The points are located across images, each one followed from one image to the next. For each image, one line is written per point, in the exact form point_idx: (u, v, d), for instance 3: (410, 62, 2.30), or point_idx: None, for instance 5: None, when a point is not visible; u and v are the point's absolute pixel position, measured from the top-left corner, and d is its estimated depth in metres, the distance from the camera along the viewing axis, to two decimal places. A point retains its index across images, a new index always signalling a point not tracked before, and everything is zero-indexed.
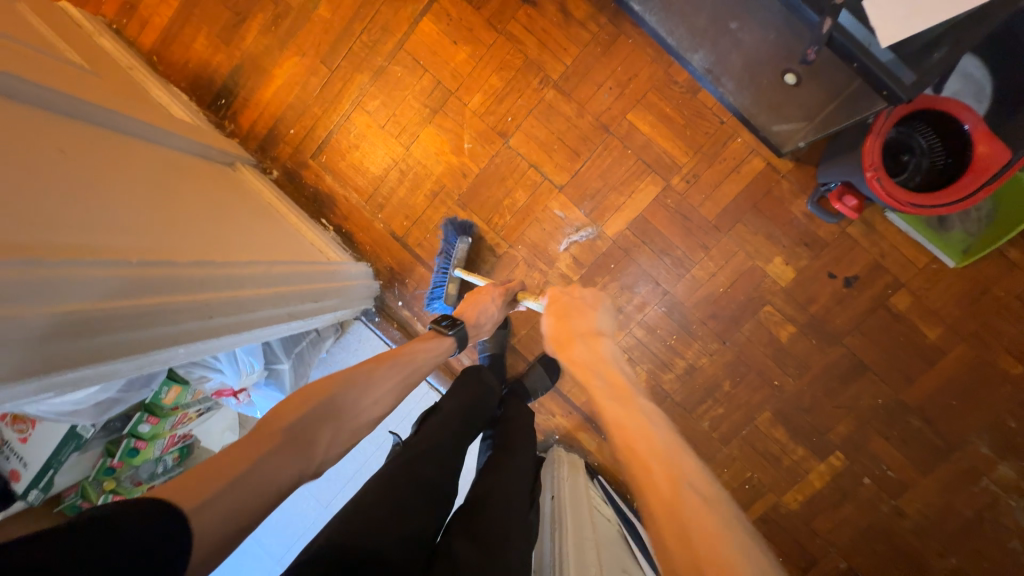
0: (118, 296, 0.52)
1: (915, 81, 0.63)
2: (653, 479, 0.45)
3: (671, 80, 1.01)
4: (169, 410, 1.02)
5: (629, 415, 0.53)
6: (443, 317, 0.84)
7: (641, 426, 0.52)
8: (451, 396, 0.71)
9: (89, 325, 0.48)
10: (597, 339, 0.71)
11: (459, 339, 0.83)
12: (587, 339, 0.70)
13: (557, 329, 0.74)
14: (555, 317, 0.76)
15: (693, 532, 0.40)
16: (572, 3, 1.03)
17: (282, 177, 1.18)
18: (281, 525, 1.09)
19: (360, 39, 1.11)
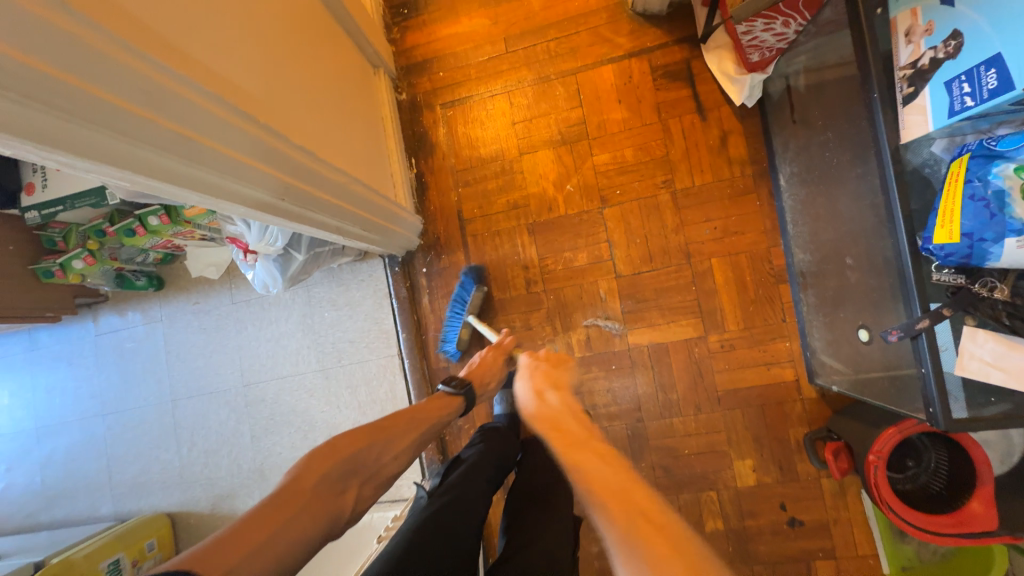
0: (230, 144, 0.58)
1: (958, 419, 0.66)
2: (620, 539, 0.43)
3: (768, 257, 1.04)
4: (181, 220, 1.05)
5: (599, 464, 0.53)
6: (451, 378, 0.89)
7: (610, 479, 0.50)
8: (476, 451, 0.87)
9: (195, 155, 0.54)
10: (559, 392, 0.76)
11: (466, 401, 0.88)
12: (544, 401, 0.74)
13: (523, 389, 0.79)
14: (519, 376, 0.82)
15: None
16: (733, 140, 1.06)
17: (406, 104, 1.22)
18: (234, 387, 1.25)
19: (548, 44, 1.16)
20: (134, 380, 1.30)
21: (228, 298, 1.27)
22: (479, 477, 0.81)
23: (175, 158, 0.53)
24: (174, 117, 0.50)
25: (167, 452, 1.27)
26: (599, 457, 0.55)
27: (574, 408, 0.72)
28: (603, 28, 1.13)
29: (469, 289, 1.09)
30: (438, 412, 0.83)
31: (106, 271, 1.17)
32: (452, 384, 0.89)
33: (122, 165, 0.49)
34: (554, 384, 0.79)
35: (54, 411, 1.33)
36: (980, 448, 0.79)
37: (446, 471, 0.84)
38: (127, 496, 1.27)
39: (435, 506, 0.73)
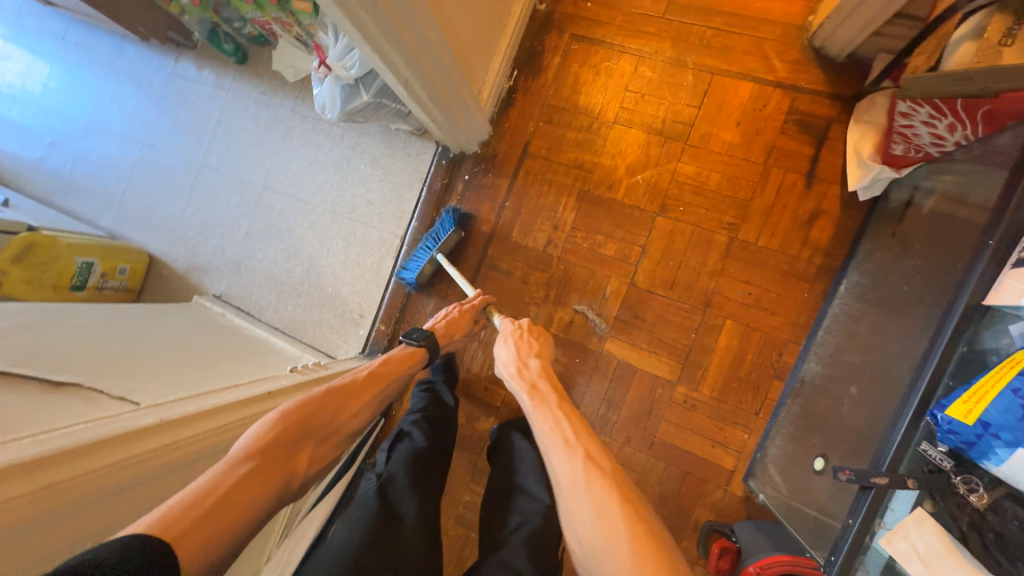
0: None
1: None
2: (579, 478, 0.59)
3: (780, 348, 0.97)
4: (286, 8, 1.05)
5: (566, 419, 0.68)
6: (412, 333, 0.88)
7: (579, 438, 0.64)
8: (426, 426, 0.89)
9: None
10: (541, 358, 0.81)
11: (431, 350, 0.87)
12: (522, 359, 0.81)
13: (507, 350, 0.83)
14: (505, 339, 0.86)
15: (609, 521, 0.53)
16: (822, 223, 0.97)
17: (540, 16, 1.16)
18: (254, 183, 1.29)
19: (705, 30, 1.06)
20: (181, 129, 1.37)
21: (291, 104, 1.29)
22: (424, 465, 0.81)
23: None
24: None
25: (175, 205, 1.34)
26: (563, 412, 0.69)
27: (552, 375, 0.78)
28: (769, 44, 1.03)
29: (447, 228, 1.08)
30: (407, 369, 0.82)
31: (204, 19, 1.20)
32: (415, 337, 0.87)
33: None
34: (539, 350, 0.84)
35: (108, 117, 1.41)
36: None
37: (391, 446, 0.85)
38: (126, 222, 1.37)
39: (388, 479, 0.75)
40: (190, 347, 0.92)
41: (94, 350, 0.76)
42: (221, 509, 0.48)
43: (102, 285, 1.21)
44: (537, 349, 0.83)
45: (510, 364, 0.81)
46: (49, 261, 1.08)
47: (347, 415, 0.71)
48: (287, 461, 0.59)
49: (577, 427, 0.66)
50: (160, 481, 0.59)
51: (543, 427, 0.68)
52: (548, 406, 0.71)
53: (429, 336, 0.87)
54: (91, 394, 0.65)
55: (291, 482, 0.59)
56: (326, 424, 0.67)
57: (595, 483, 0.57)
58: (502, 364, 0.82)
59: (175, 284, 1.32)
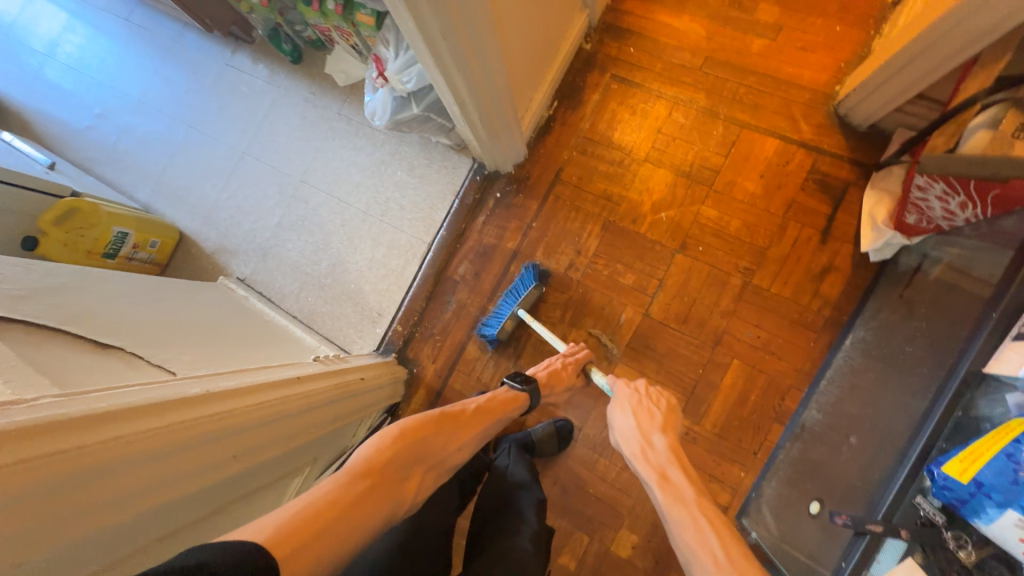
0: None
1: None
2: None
3: (783, 393, 1.00)
4: (349, 19, 1.12)
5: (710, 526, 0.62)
6: (517, 376, 0.90)
7: (731, 558, 0.59)
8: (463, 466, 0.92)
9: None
10: (667, 434, 0.76)
11: (534, 400, 0.89)
12: (646, 435, 0.76)
13: (628, 422, 0.79)
14: (624, 407, 0.82)
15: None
16: (833, 278, 1.02)
17: (585, 54, 1.23)
18: (293, 176, 1.34)
19: (738, 87, 1.13)
20: (228, 116, 1.42)
21: (338, 106, 1.35)
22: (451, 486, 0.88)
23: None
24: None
25: (212, 187, 1.39)
26: (708, 514, 0.64)
27: (684, 461, 0.73)
28: (796, 106, 1.10)
29: (527, 284, 1.10)
30: (507, 409, 0.85)
31: (269, 19, 1.27)
32: (518, 380, 0.90)
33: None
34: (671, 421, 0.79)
35: (160, 96, 1.47)
36: None
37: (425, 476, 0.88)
38: (162, 198, 1.41)
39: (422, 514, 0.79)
40: (217, 326, 0.95)
41: (133, 317, 0.79)
42: (336, 522, 0.53)
43: (132, 255, 1.25)
44: (662, 425, 0.78)
45: (633, 440, 0.76)
46: (87, 227, 1.12)
47: (455, 446, 0.74)
48: (398, 486, 0.63)
49: (724, 539, 0.61)
50: (210, 447, 0.57)
51: (689, 534, 0.62)
52: (687, 506, 0.65)
53: (531, 384, 0.89)
54: (129, 359, 0.68)
55: (398, 507, 0.62)
56: (436, 450, 0.71)
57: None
58: (625, 440, 0.78)
59: (200, 263, 1.35)
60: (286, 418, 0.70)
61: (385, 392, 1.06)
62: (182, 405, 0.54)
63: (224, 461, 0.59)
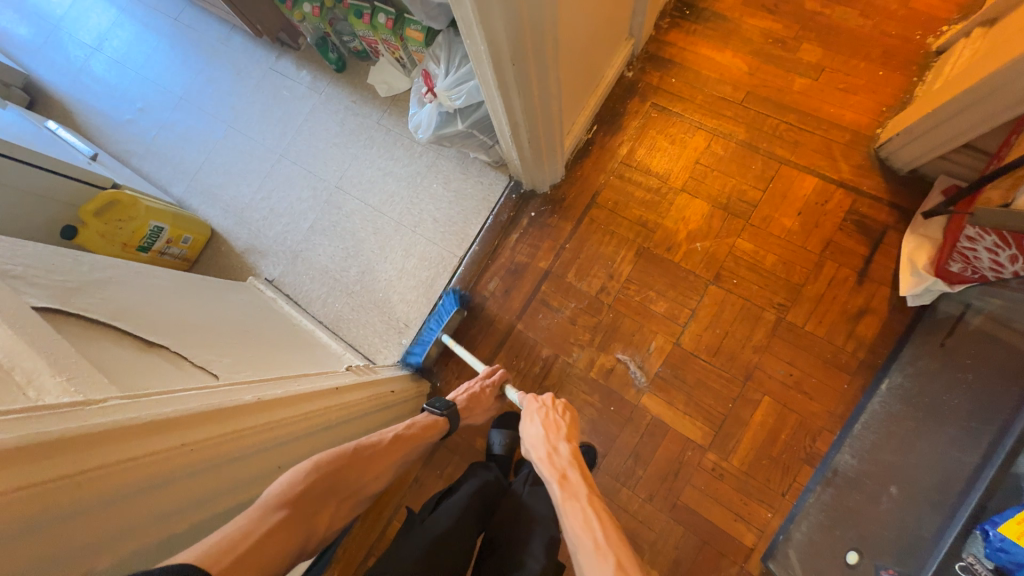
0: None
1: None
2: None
3: (815, 434, 0.99)
4: (398, 34, 1.15)
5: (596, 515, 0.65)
6: (435, 401, 0.90)
7: (608, 540, 0.61)
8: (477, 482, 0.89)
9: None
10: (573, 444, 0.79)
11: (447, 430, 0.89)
12: (552, 442, 0.79)
13: (535, 432, 0.82)
14: (533, 419, 0.85)
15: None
16: (869, 320, 1.01)
17: (626, 82, 1.25)
18: (328, 182, 1.36)
19: (778, 123, 1.14)
20: (268, 118, 1.45)
21: (377, 116, 1.37)
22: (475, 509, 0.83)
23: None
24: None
25: (247, 187, 1.41)
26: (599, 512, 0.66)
27: (581, 462, 0.76)
28: (837, 146, 1.10)
29: (449, 307, 1.16)
30: (423, 437, 0.83)
31: (318, 28, 1.30)
32: (438, 406, 0.89)
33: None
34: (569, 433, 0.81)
35: (201, 95, 1.50)
36: None
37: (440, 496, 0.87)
38: (197, 194, 1.43)
39: (440, 525, 0.77)
40: (250, 328, 0.96)
41: (175, 315, 0.80)
42: (254, 551, 0.48)
43: (165, 250, 1.26)
44: (565, 432, 0.81)
45: (541, 447, 0.78)
46: (125, 220, 1.14)
47: (369, 479, 0.70)
48: (312, 517, 0.58)
49: (605, 526, 0.64)
50: (251, 460, 0.57)
51: (573, 522, 0.65)
52: (578, 498, 0.68)
53: (449, 407, 0.89)
54: (176, 359, 0.68)
55: (309, 539, 0.57)
56: (353, 484, 0.67)
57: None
58: (531, 451, 0.80)
59: (230, 261, 1.36)
60: (323, 431, 0.70)
61: (410, 404, 1.05)
62: (235, 414, 0.55)
63: (270, 471, 0.61)
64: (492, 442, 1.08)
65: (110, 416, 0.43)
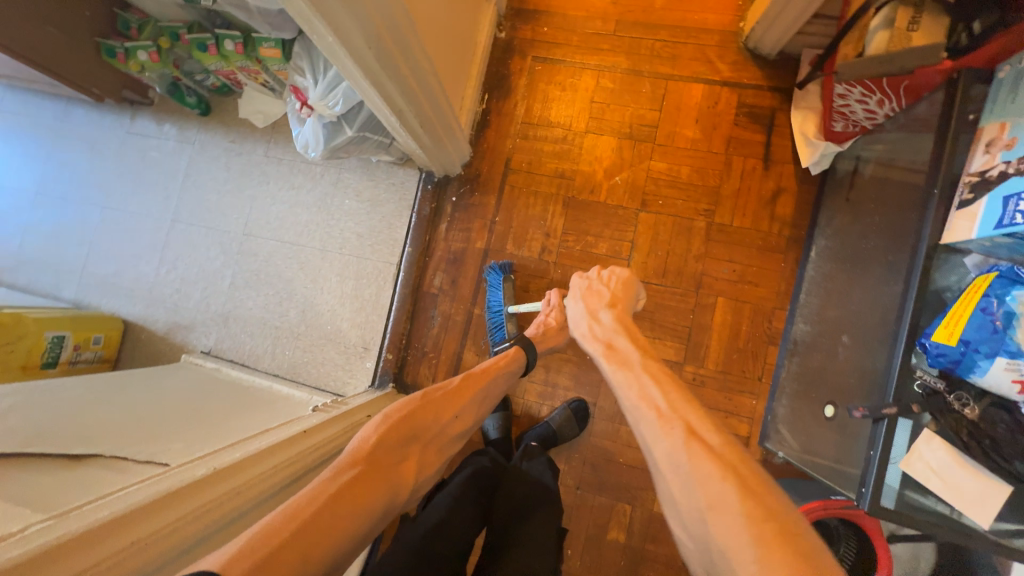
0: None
1: (881, 507, 0.67)
2: (679, 453, 0.57)
3: (770, 316, 1.06)
4: (253, 57, 1.06)
5: (654, 386, 0.67)
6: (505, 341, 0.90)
7: (668, 404, 0.63)
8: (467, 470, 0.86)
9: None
10: (615, 311, 0.84)
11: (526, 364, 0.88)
12: (595, 319, 0.83)
13: (578, 312, 0.86)
14: (575, 297, 0.89)
15: (723, 511, 0.51)
16: (784, 199, 1.08)
17: (501, 43, 1.23)
18: (235, 231, 1.26)
19: (653, 43, 1.17)
20: (144, 186, 1.32)
21: (263, 149, 1.28)
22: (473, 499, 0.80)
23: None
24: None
25: (147, 264, 1.28)
26: (656, 376, 0.69)
27: (627, 327, 0.81)
28: (710, 49, 1.15)
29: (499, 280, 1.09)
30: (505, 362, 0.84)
31: (165, 74, 1.18)
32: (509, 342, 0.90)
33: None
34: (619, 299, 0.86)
35: (59, 184, 1.34)
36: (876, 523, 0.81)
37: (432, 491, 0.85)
38: (93, 289, 1.29)
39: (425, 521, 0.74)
40: (198, 406, 0.88)
41: (101, 420, 0.72)
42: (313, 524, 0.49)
43: (76, 358, 1.12)
44: (611, 302, 0.85)
45: (583, 323, 0.84)
46: (14, 339, 0.98)
47: (451, 416, 0.73)
48: (395, 467, 0.62)
49: (666, 392, 0.66)
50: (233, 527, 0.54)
51: (632, 395, 0.68)
52: (630, 367, 0.71)
53: (522, 338, 0.89)
54: (116, 462, 0.62)
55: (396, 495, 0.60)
56: (431, 424, 0.70)
57: (694, 453, 0.56)
58: (576, 327, 0.85)
59: (156, 347, 1.24)
60: (305, 476, 0.67)
61: None
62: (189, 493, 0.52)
63: None
64: (487, 429, 1.07)
65: (31, 543, 0.41)
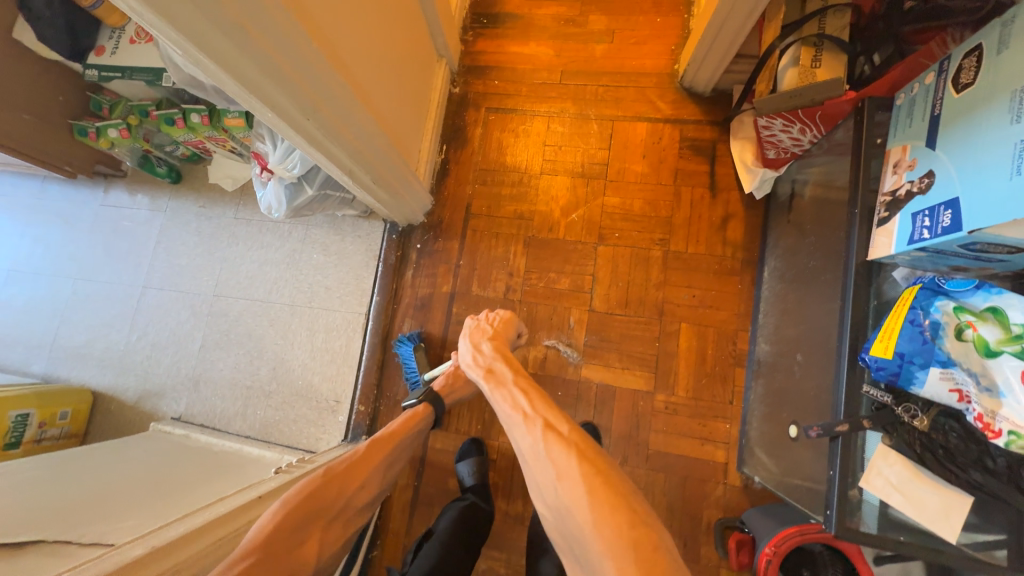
0: (283, 55, 0.60)
1: (863, 531, 0.68)
2: (540, 446, 0.62)
3: (733, 338, 1.07)
4: (219, 127, 1.11)
5: (525, 396, 0.72)
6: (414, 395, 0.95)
7: (535, 409, 0.68)
8: (446, 520, 0.93)
9: (249, 49, 0.56)
10: (496, 342, 0.88)
11: (436, 416, 0.94)
12: (476, 345, 0.87)
13: (466, 344, 0.89)
14: (463, 336, 0.92)
15: (571, 483, 0.57)
16: (734, 223, 1.12)
17: (456, 98, 1.31)
18: (205, 293, 1.28)
19: (597, 88, 1.25)
20: (116, 255, 1.34)
21: (233, 212, 1.32)
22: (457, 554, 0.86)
23: (229, 44, 0.54)
24: (242, 9, 0.52)
25: (118, 332, 1.28)
26: (524, 389, 0.74)
27: (505, 355, 0.84)
28: (650, 90, 1.23)
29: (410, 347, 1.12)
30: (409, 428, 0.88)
31: (135, 148, 1.23)
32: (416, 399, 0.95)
33: (183, 32, 0.50)
34: (503, 336, 0.92)
35: (33, 260, 1.36)
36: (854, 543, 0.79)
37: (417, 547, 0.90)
38: (63, 362, 1.28)
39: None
40: (159, 475, 0.86)
41: (51, 502, 0.70)
42: None
43: (41, 436, 1.09)
44: (491, 335, 0.90)
45: (468, 352, 0.86)
46: None
47: (353, 489, 0.74)
48: (292, 551, 0.61)
49: (533, 400, 0.71)
50: None
51: (506, 408, 0.72)
52: (505, 385, 0.76)
53: (427, 393, 0.95)
54: (59, 548, 0.60)
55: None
56: (333, 501, 0.70)
57: (553, 446, 0.61)
58: (462, 357, 0.88)
59: (127, 416, 1.23)
60: None
61: None
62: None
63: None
64: (462, 476, 1.04)
65: None
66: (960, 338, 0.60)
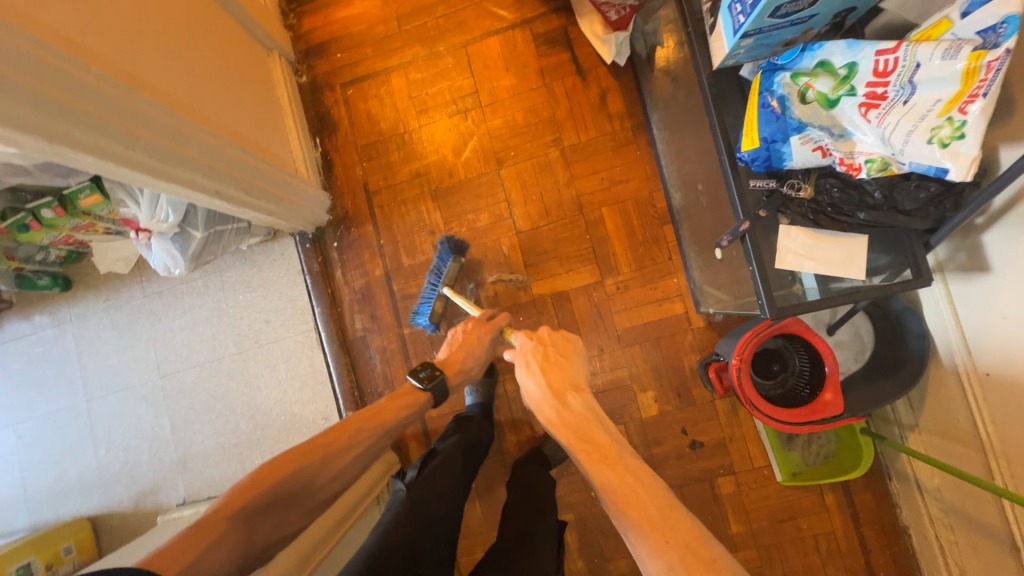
0: (61, 90, 0.56)
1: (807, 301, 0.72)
2: None
3: (650, 201, 1.11)
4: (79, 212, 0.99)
5: (642, 491, 0.54)
6: (417, 369, 0.87)
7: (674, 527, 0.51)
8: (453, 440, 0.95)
9: (17, 93, 0.52)
10: (580, 392, 0.67)
11: (436, 392, 0.86)
12: (564, 397, 0.66)
13: (538, 385, 0.68)
14: (530, 367, 0.71)
15: None
16: (612, 97, 1.14)
17: (307, 86, 1.25)
18: (150, 379, 1.23)
19: (437, 20, 1.21)
20: (45, 386, 1.26)
21: (140, 292, 1.25)
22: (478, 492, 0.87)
23: None
24: None
25: (85, 455, 1.23)
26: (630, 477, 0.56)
27: (599, 413, 0.64)
28: (486, 2, 1.20)
29: (446, 259, 1.07)
30: (401, 409, 0.83)
31: (4, 271, 1.11)
32: (421, 377, 0.86)
33: None
34: (573, 382, 0.68)
35: None
36: (797, 322, 0.86)
37: (423, 463, 0.90)
38: (44, 505, 1.23)
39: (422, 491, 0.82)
40: None
41: None
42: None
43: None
44: (573, 382, 0.68)
45: (545, 405, 0.66)
46: None
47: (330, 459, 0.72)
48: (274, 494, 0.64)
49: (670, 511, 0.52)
50: None
51: (619, 510, 0.54)
52: (612, 466, 0.57)
53: (432, 370, 0.86)
54: None
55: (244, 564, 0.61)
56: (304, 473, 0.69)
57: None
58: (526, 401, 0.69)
59: (133, 523, 1.20)
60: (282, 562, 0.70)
61: (376, 472, 1.05)
62: None
63: None
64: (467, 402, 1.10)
65: None
66: (805, 102, 0.64)
